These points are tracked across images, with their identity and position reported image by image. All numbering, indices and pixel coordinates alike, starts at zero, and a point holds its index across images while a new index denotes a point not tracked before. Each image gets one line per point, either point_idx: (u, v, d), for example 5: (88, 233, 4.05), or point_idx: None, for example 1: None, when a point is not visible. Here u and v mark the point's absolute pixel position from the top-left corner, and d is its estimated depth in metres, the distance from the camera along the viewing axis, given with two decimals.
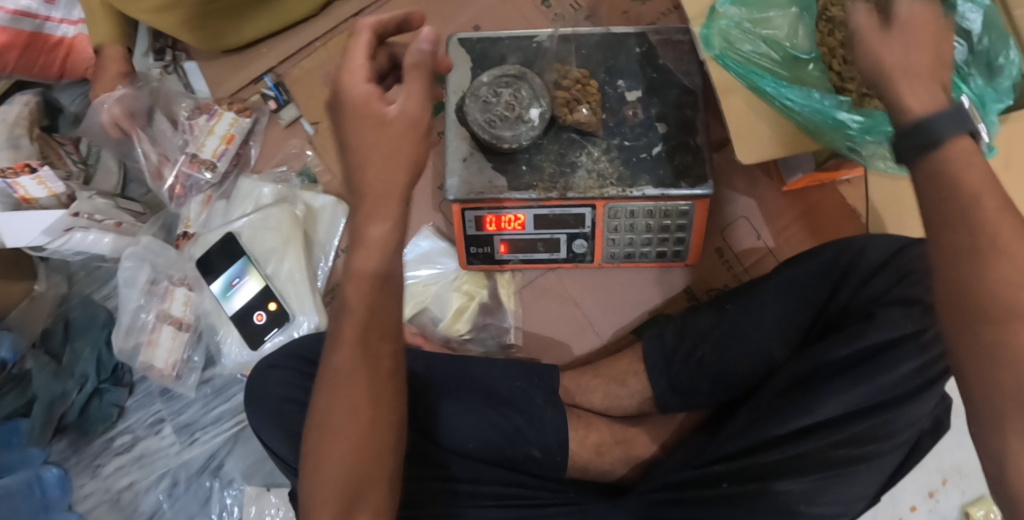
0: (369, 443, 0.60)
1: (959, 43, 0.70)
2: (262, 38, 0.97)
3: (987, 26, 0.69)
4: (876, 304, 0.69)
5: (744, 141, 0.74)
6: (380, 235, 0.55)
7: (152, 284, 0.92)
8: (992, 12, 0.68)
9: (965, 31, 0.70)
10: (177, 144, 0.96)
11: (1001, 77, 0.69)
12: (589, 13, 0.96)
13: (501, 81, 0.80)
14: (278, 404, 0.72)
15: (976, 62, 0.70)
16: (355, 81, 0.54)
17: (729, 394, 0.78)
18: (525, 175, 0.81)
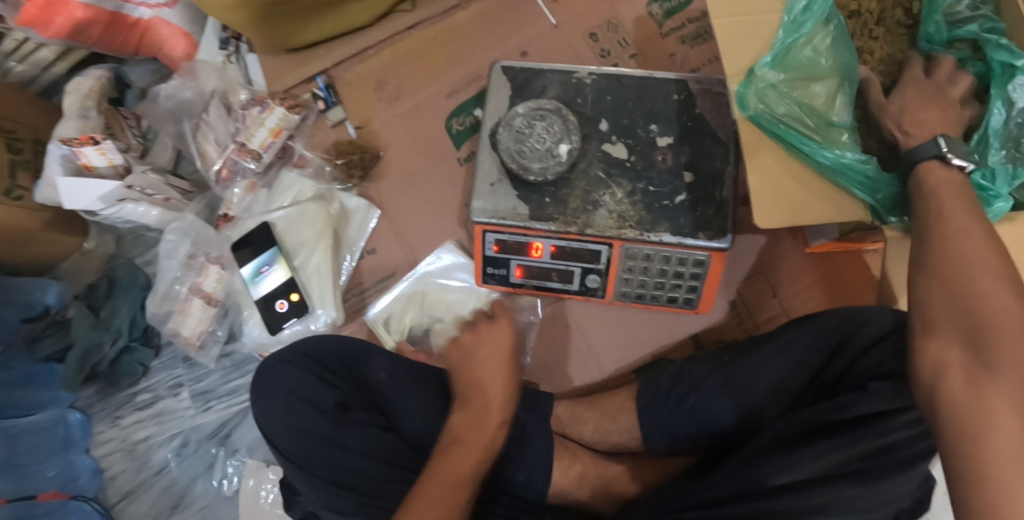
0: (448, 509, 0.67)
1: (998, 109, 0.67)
2: (326, 39, 1.02)
3: None
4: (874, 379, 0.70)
5: (777, 203, 0.71)
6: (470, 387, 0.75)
7: (190, 258, 0.98)
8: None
9: None
10: (229, 132, 1.03)
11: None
12: (635, 51, 0.97)
13: (536, 114, 0.83)
14: (282, 396, 0.76)
15: None
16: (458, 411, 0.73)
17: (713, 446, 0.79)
18: (548, 207, 0.83)
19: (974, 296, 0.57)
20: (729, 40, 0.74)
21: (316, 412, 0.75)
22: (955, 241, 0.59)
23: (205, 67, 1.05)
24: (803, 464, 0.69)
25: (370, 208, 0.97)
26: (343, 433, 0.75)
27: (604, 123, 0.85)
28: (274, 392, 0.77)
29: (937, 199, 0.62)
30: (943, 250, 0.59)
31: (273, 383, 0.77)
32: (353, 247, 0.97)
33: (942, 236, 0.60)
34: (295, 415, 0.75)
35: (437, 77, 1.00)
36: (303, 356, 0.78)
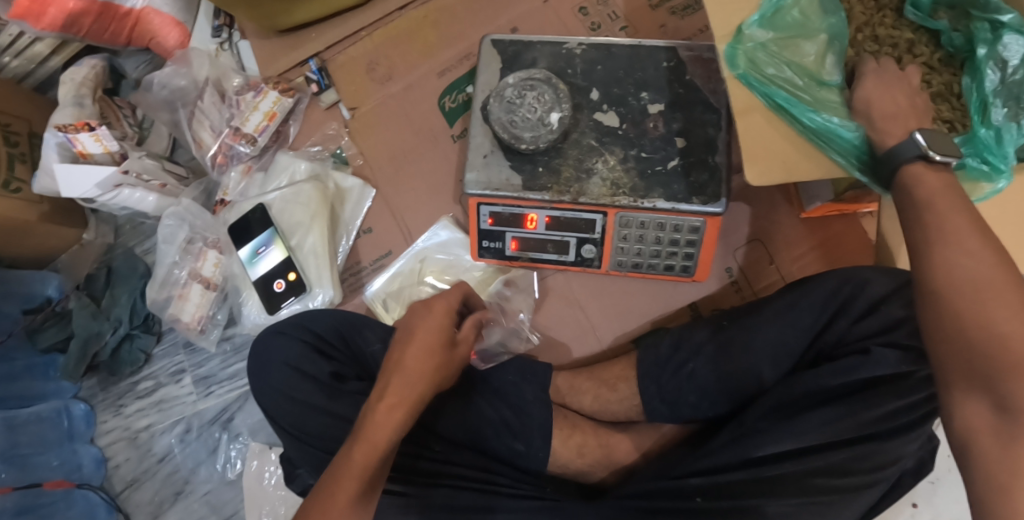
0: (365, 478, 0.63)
1: (993, 72, 0.72)
2: (314, 21, 1.03)
3: None
4: (870, 341, 0.70)
5: (767, 163, 0.70)
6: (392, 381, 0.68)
7: (189, 243, 0.98)
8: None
9: (1003, 62, 0.72)
10: (223, 118, 1.03)
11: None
12: (625, 24, 0.97)
13: (526, 84, 0.82)
14: (278, 368, 0.76)
15: (1005, 94, 0.72)
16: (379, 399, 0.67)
17: (715, 412, 0.79)
18: (541, 176, 0.83)
19: (993, 331, 0.54)
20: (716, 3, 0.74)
21: (311, 384, 0.75)
22: (964, 267, 0.57)
23: (199, 54, 1.05)
24: (806, 432, 0.69)
25: (365, 188, 0.97)
26: (340, 403, 0.74)
27: (595, 92, 0.85)
28: (272, 368, 0.76)
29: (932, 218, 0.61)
30: (949, 274, 0.58)
31: (270, 360, 0.77)
32: (349, 228, 0.97)
33: (942, 258, 0.58)
34: (289, 386, 0.75)
35: (428, 56, 1.00)
36: (300, 327, 0.78)
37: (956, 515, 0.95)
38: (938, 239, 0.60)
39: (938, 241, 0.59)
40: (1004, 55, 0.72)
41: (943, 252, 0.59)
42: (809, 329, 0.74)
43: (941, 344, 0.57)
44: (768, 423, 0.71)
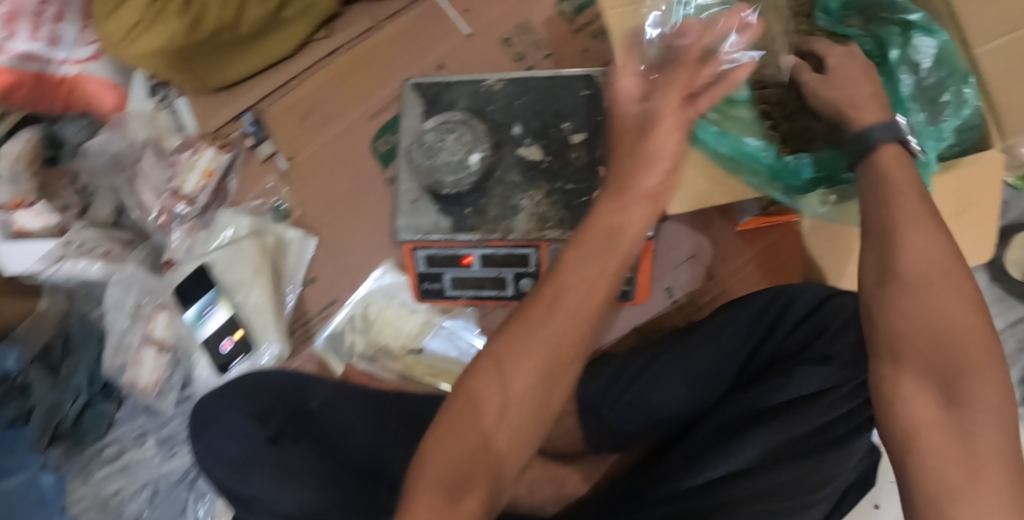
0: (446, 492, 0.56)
1: (908, 75, 0.75)
2: (246, 75, 1.04)
3: (937, 62, 0.73)
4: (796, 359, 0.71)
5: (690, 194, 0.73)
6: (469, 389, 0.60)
7: (137, 307, 1.00)
8: (950, 46, 0.72)
9: (916, 64, 0.74)
10: (163, 178, 1.03)
11: (953, 115, 0.72)
12: (549, 51, 0.98)
13: (444, 128, 0.83)
14: (219, 426, 0.79)
15: (922, 97, 0.74)
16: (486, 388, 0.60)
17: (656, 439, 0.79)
18: (469, 217, 0.83)
19: (944, 322, 0.57)
20: (621, 32, 0.74)
21: (248, 440, 0.77)
22: (912, 258, 0.59)
23: (135, 119, 1.06)
24: (744, 450, 0.67)
25: (306, 238, 0.97)
26: (274, 448, 0.76)
27: (517, 127, 0.85)
28: (214, 429, 0.79)
29: (889, 205, 0.62)
30: (900, 266, 0.59)
31: (213, 425, 0.80)
32: (293, 279, 0.97)
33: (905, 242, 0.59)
34: (232, 445, 0.77)
35: (362, 100, 1.00)
36: (240, 387, 0.82)
37: None
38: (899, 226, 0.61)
39: (888, 232, 0.61)
40: (916, 59, 0.74)
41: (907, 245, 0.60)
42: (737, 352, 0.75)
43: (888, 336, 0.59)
44: (708, 447, 0.70)
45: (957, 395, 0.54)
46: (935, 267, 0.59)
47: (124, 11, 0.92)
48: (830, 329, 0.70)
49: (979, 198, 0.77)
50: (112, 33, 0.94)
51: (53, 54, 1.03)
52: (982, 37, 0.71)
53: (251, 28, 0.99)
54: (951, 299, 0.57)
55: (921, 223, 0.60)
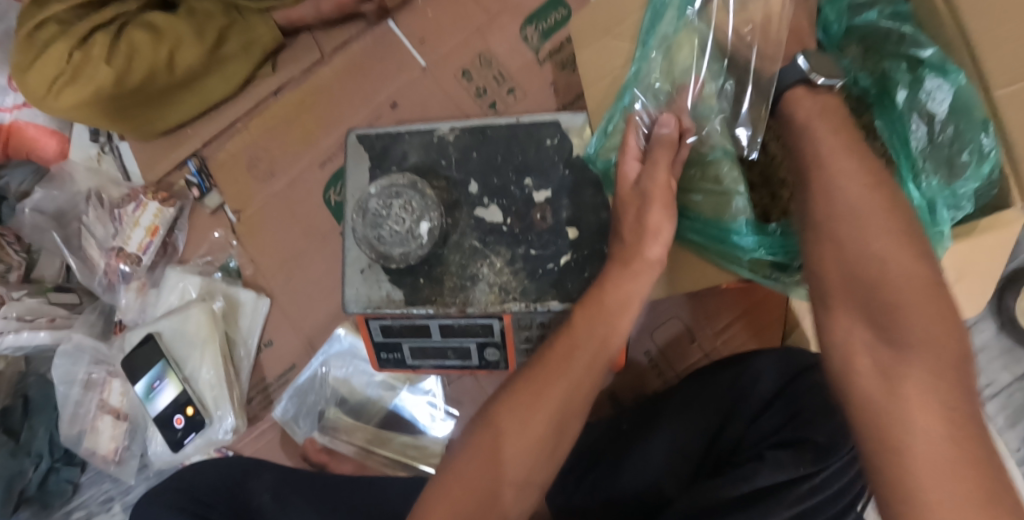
0: None
1: (918, 126, 0.65)
2: (188, 120, 0.95)
3: (952, 112, 0.62)
4: (763, 445, 0.65)
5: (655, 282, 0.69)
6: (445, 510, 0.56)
7: (88, 377, 0.94)
8: (967, 94, 0.60)
9: (931, 114, 0.64)
10: (109, 234, 0.96)
11: (971, 176, 0.60)
12: (513, 85, 0.88)
13: (390, 192, 0.74)
14: None
15: (935, 153, 0.64)
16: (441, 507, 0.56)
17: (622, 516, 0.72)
18: (423, 289, 0.75)
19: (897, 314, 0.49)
20: None
21: None
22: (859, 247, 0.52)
23: (78, 169, 0.99)
24: None
25: (259, 299, 0.90)
26: None
27: (473, 185, 0.76)
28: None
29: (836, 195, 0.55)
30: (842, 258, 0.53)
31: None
32: (249, 343, 0.91)
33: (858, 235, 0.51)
34: None
35: (309, 146, 0.92)
36: (171, 489, 0.71)
37: None
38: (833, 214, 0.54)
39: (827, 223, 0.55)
40: (929, 105, 0.64)
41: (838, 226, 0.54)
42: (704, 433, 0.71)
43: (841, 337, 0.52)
44: None
45: (893, 333, 0.49)
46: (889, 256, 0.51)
47: (43, 65, 0.85)
48: (804, 413, 0.64)
49: (981, 269, 0.67)
50: (34, 88, 0.87)
51: None
52: (1003, 79, 0.57)
53: (186, 71, 0.90)
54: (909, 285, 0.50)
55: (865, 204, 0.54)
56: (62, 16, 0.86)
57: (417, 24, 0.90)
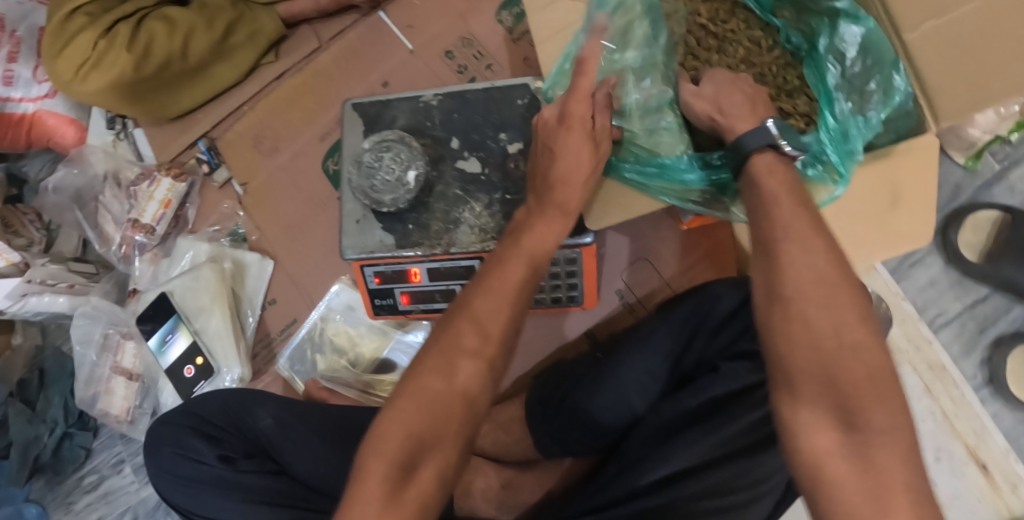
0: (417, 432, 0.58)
1: (834, 66, 0.75)
2: (198, 105, 1.06)
3: (861, 51, 0.72)
4: (721, 358, 0.72)
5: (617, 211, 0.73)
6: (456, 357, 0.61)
7: (105, 338, 1.01)
8: (876, 34, 0.70)
9: (842, 56, 0.74)
10: (123, 210, 1.05)
11: (881, 104, 0.71)
12: (492, 62, 0.99)
13: (381, 146, 0.83)
14: (172, 458, 0.78)
15: (847, 88, 0.75)
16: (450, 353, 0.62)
17: (600, 441, 0.77)
18: (413, 233, 0.84)
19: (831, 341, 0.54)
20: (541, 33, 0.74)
21: (202, 468, 0.76)
22: (795, 276, 0.56)
23: (95, 152, 1.08)
24: (678, 455, 0.68)
25: (264, 261, 0.99)
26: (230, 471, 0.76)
27: (455, 141, 0.86)
28: (163, 455, 0.78)
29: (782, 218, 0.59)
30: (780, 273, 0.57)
31: (163, 449, 0.78)
32: (254, 301, 0.99)
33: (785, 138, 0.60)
34: (184, 472, 0.77)
35: (310, 122, 1.02)
36: (187, 418, 0.80)
37: None
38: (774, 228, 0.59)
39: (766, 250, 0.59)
40: (842, 47, 0.74)
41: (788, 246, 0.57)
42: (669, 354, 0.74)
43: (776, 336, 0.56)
44: (650, 448, 0.71)
45: (855, 419, 0.52)
46: (827, 274, 0.56)
47: (72, 51, 0.96)
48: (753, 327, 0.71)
49: (912, 189, 0.73)
50: (61, 73, 0.97)
51: (10, 94, 1.05)
52: (911, 22, 0.66)
53: (198, 58, 1.01)
54: (842, 307, 0.55)
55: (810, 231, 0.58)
56: (87, 8, 0.96)
57: (406, 13, 1.02)
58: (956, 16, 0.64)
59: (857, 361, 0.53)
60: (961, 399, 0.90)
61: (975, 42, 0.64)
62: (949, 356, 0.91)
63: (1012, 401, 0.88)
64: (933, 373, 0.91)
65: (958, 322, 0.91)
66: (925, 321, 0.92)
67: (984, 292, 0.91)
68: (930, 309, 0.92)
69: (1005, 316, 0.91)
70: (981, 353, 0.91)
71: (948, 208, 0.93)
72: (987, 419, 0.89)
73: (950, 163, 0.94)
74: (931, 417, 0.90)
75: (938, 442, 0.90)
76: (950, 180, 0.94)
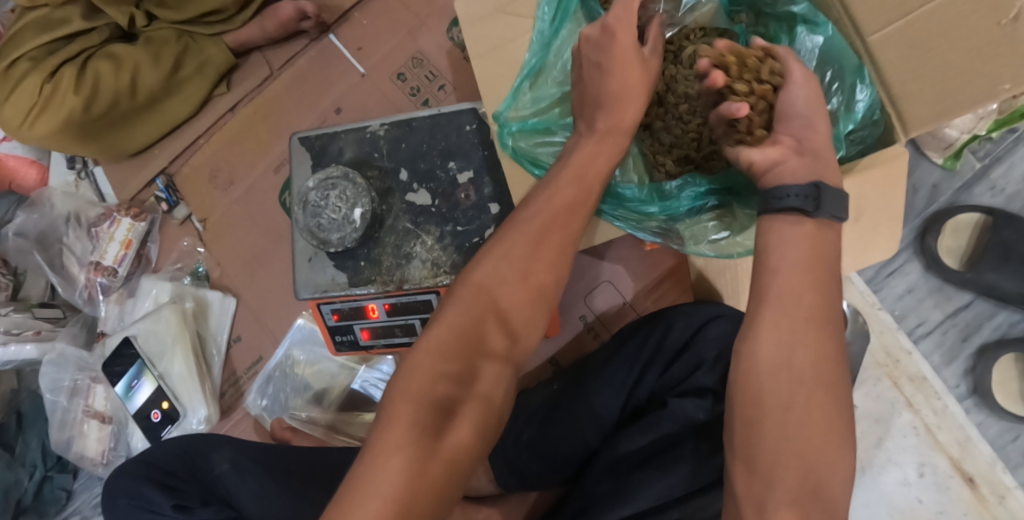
0: (419, 427, 0.53)
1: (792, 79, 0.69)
2: (153, 141, 1.03)
3: (821, 62, 0.66)
4: (672, 392, 0.69)
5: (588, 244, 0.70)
6: (462, 323, 0.57)
7: (74, 383, 1.01)
8: (836, 43, 0.64)
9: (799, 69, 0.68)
10: (87, 250, 1.04)
11: (843, 120, 0.65)
12: (444, 81, 0.95)
13: (327, 184, 0.81)
14: (126, 508, 0.72)
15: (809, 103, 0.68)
16: (456, 324, 0.57)
17: (561, 477, 0.75)
18: (364, 270, 0.82)
19: (807, 442, 0.49)
20: (478, 56, 0.70)
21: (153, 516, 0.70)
22: (786, 364, 0.51)
23: (54, 194, 1.06)
24: (639, 493, 0.64)
25: (225, 299, 0.98)
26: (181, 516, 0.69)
27: (404, 173, 0.83)
28: (120, 505, 0.73)
29: (781, 293, 0.52)
30: (767, 356, 0.51)
31: (119, 498, 0.73)
32: (219, 339, 0.98)
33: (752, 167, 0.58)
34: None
35: (264, 153, 1.00)
36: (144, 464, 0.75)
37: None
38: (767, 298, 0.53)
39: (748, 324, 0.53)
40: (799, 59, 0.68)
41: (783, 327, 0.51)
42: (623, 387, 0.72)
43: (752, 411, 0.51)
44: (608, 488, 0.66)
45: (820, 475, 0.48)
46: (803, 344, 0.51)
47: (19, 98, 0.94)
48: (706, 359, 0.68)
49: (881, 203, 0.69)
50: (12, 119, 0.96)
51: None
52: (874, 25, 0.61)
53: (148, 95, 0.99)
54: (824, 409, 0.50)
55: (811, 317, 0.52)
56: (32, 54, 0.96)
57: (356, 34, 0.99)
58: (921, 15, 0.58)
59: (822, 463, 0.49)
60: (944, 411, 0.92)
61: (938, 44, 0.57)
62: (930, 367, 0.93)
63: (998, 411, 0.90)
64: (914, 386, 0.93)
65: (938, 332, 0.94)
66: (904, 332, 0.94)
67: (967, 298, 0.93)
68: (910, 319, 0.94)
69: (989, 322, 0.92)
70: (964, 362, 0.93)
71: (930, 213, 0.94)
72: (973, 429, 0.91)
73: (929, 163, 0.94)
74: (913, 432, 0.93)
75: (921, 456, 0.92)
76: (928, 181, 0.94)
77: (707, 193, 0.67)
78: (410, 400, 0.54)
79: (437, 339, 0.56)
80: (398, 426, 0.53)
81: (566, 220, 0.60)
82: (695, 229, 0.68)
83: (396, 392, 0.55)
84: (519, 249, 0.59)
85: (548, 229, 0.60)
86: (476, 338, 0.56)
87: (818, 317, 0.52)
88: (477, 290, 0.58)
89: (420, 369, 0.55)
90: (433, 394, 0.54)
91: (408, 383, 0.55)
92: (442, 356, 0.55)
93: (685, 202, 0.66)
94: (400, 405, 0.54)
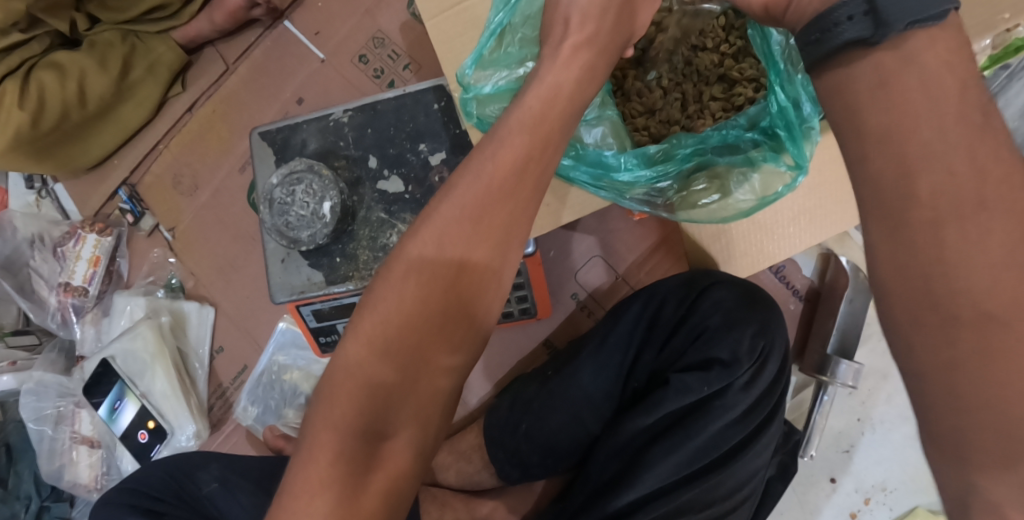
0: (348, 460, 0.44)
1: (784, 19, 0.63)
2: (112, 150, 0.99)
3: None
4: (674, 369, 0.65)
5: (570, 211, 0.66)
6: (390, 319, 0.46)
7: (58, 410, 0.97)
8: None
9: None
10: (55, 272, 0.98)
11: None
12: (408, 60, 0.90)
13: (290, 179, 0.75)
14: None
15: None
16: (385, 322, 0.46)
17: (564, 464, 0.73)
18: (340, 266, 0.76)
19: None
20: (434, 18, 0.65)
21: None
22: None
23: (16, 215, 0.99)
24: (644, 477, 0.61)
25: (202, 308, 0.94)
26: None
27: (372, 159, 0.79)
28: None
29: None
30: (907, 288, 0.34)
31: None
32: (200, 351, 0.94)
33: None
34: None
35: (226, 153, 0.96)
36: (126, 491, 0.71)
37: (880, 477, 0.90)
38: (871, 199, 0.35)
39: None
40: None
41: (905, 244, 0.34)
42: (618, 371, 0.70)
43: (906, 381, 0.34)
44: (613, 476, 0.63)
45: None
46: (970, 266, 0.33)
47: None
48: (706, 331, 0.64)
49: None
50: None
51: None
52: None
53: (99, 104, 0.93)
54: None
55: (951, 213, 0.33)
56: None
57: (311, 19, 0.94)
58: None
59: None
60: None
61: None
62: None
63: None
64: None
65: None
66: None
67: None
68: None
69: None
70: None
71: None
72: None
73: None
74: None
75: None
76: None
77: (693, 154, 0.62)
78: (338, 424, 0.45)
79: (364, 343, 0.46)
80: (321, 459, 0.44)
81: (506, 198, 0.47)
82: (690, 194, 0.63)
83: (319, 414, 0.46)
84: (448, 239, 0.47)
85: (486, 204, 0.47)
86: (412, 337, 0.46)
87: (969, 199, 0.33)
88: (420, 272, 0.47)
89: (347, 387, 0.46)
90: (364, 414, 0.45)
91: (332, 404, 0.46)
92: (374, 367, 0.46)
93: (675, 165, 0.62)
94: (319, 433, 0.45)
